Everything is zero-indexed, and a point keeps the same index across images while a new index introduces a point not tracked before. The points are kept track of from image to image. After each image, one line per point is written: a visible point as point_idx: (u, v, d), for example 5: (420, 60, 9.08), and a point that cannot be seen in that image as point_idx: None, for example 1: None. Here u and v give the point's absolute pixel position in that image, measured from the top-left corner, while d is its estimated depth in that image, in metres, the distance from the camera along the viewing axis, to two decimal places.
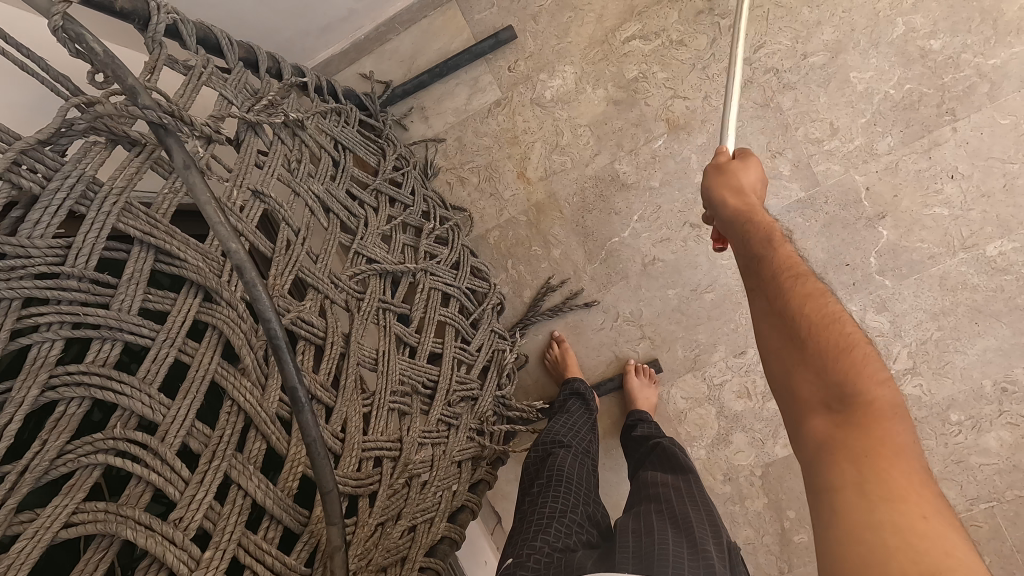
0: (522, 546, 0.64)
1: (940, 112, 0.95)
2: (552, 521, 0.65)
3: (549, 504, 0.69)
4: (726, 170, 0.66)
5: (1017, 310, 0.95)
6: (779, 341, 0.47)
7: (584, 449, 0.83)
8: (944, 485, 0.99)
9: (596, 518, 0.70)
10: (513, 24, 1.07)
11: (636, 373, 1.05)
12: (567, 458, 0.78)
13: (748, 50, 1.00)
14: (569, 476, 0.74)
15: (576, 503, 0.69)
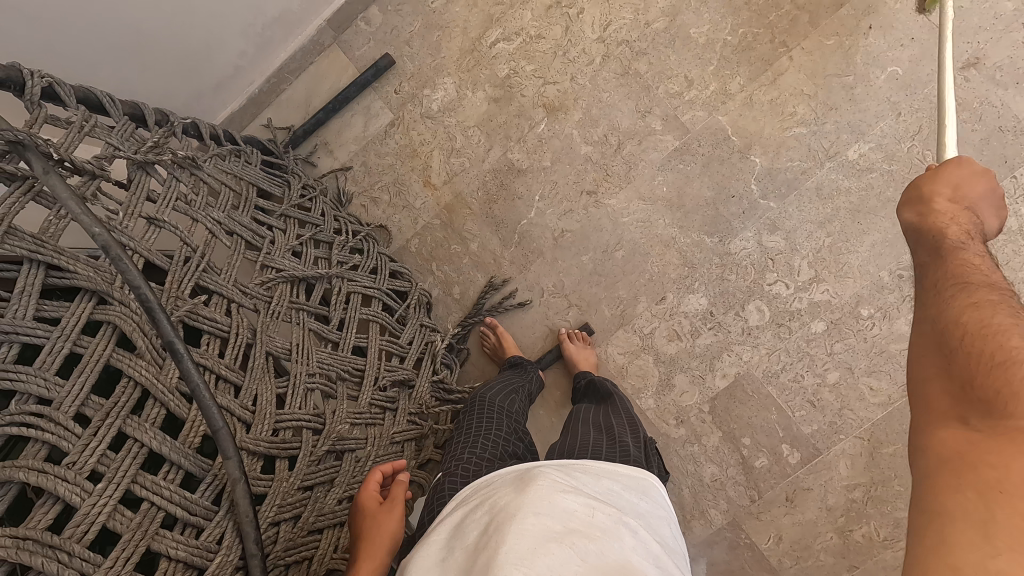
0: (450, 457, 0.69)
1: (775, 46, 1.06)
2: (478, 435, 0.71)
3: (475, 423, 0.74)
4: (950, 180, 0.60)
5: (890, 203, 1.04)
6: (942, 368, 0.46)
7: (507, 382, 0.90)
8: (874, 378, 1.05)
9: (521, 432, 0.76)
10: (390, 52, 1.17)
11: (570, 339, 1.10)
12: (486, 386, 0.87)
13: (599, 29, 1.11)
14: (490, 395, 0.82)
15: (501, 420, 0.75)
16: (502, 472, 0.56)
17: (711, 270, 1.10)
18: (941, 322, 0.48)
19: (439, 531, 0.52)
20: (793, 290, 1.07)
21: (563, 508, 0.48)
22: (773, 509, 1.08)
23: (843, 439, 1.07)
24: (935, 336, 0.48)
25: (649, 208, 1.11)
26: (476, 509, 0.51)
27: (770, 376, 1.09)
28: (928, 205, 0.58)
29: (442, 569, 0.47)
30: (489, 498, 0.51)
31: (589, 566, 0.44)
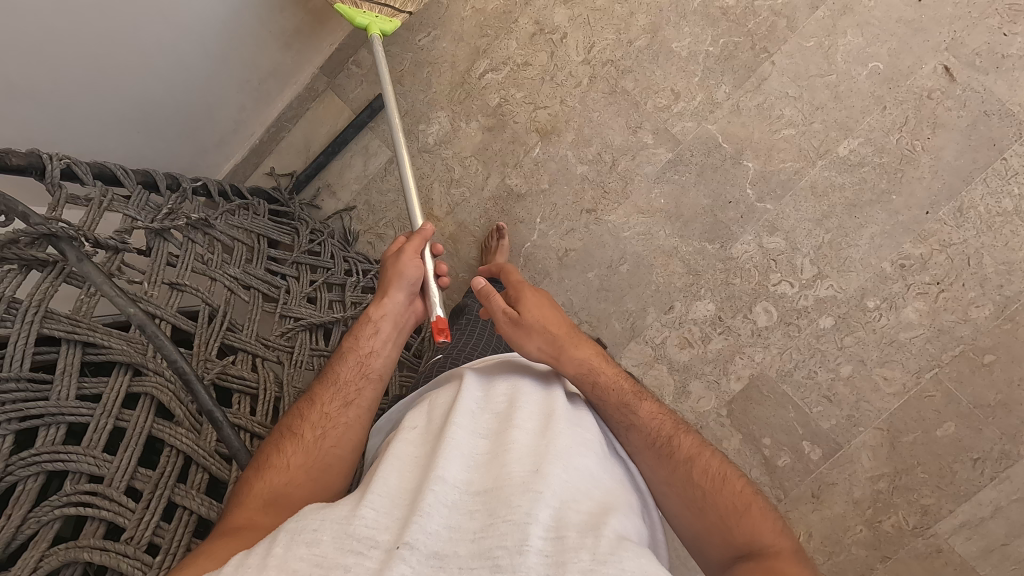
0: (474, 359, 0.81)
1: (756, 52, 1.08)
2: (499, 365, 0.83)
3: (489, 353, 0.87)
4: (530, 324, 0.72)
5: (885, 195, 1.06)
6: (693, 520, 0.60)
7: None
8: (887, 368, 1.07)
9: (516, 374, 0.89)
10: (383, 92, 1.21)
11: None
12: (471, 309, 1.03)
13: (584, 52, 1.14)
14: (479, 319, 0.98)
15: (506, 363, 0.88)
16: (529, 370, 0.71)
17: (716, 276, 1.11)
18: (664, 479, 0.62)
19: (490, 387, 0.66)
20: (798, 288, 1.09)
21: (592, 430, 0.63)
22: (801, 506, 1.10)
23: (862, 431, 1.08)
24: (665, 492, 0.62)
25: (649, 221, 1.13)
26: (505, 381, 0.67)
27: (784, 376, 1.10)
28: (569, 351, 0.69)
29: (477, 422, 0.61)
30: (529, 391, 0.65)
31: (607, 475, 0.58)
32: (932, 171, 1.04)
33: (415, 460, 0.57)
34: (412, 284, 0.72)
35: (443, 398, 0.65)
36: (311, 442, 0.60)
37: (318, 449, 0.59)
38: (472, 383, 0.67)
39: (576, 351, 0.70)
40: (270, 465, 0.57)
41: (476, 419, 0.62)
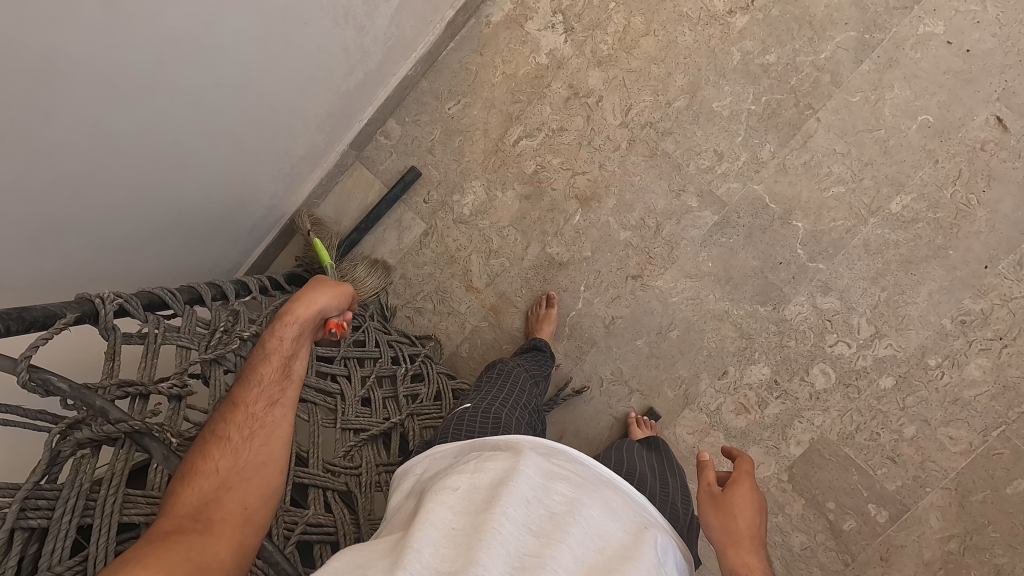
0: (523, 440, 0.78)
1: (800, 109, 1.05)
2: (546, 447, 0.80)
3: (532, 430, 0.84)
4: (721, 506, 0.66)
5: (941, 250, 1.03)
6: None
7: (529, 373, 1.02)
8: (953, 427, 1.04)
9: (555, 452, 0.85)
10: (415, 163, 1.18)
11: (638, 424, 1.09)
12: (509, 367, 1.01)
13: (621, 114, 1.11)
14: (514, 382, 0.96)
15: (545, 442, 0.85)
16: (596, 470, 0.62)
17: (770, 339, 1.09)
18: None
19: (552, 477, 0.58)
20: (855, 348, 1.07)
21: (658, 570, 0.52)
22: (869, 570, 1.08)
23: (930, 492, 1.05)
24: None
25: (698, 285, 1.10)
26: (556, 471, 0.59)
27: (845, 438, 1.08)
28: (743, 554, 0.61)
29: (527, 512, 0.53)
30: (594, 501, 0.56)
31: None
32: (989, 224, 1.01)
33: (450, 539, 0.50)
34: (325, 313, 0.78)
35: (494, 475, 0.57)
36: (263, 435, 0.66)
37: (251, 449, 0.65)
38: (532, 465, 0.58)
39: (752, 555, 0.61)
40: (221, 437, 0.64)
41: (529, 510, 0.53)
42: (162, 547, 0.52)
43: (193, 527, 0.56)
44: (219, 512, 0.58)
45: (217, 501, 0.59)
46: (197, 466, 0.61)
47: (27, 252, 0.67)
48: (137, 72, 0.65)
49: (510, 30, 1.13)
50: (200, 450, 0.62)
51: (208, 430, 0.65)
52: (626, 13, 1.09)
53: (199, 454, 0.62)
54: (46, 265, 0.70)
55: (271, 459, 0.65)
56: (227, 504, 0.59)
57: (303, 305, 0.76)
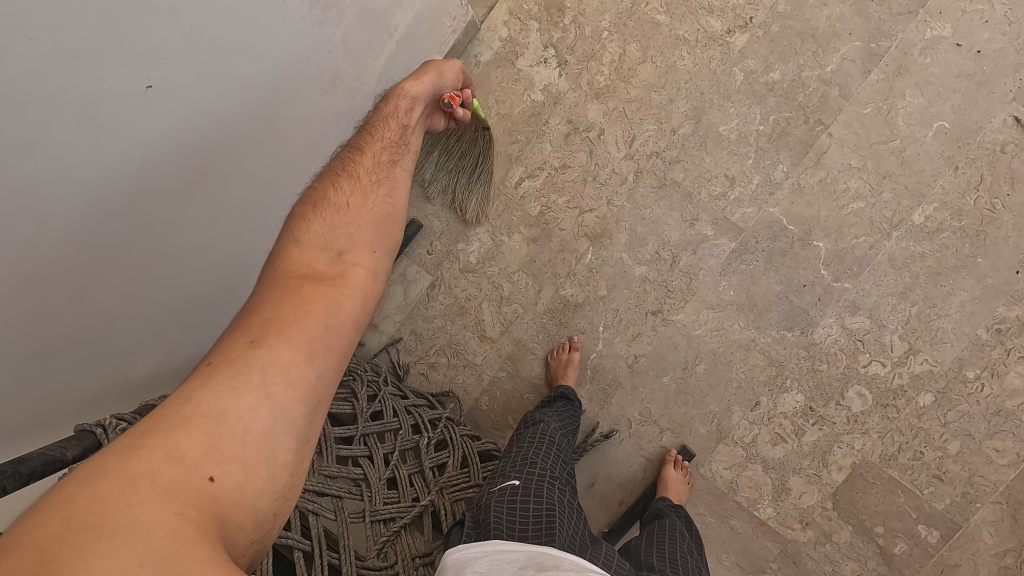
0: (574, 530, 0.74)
1: (811, 126, 1.02)
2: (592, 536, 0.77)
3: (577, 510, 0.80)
4: None
5: (969, 259, 0.99)
6: None
7: (560, 432, 0.96)
8: (998, 440, 1.01)
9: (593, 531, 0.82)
10: (415, 215, 1.13)
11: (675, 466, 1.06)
12: (551, 429, 0.94)
13: (625, 146, 1.07)
14: (557, 450, 0.91)
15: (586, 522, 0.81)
16: None
17: (801, 364, 1.05)
18: None
19: None
20: (890, 367, 1.03)
21: None
22: None
23: (980, 508, 1.02)
24: None
25: (721, 315, 1.06)
26: None
27: (888, 460, 1.04)
28: None
29: None
30: None
31: None
32: (1018, 228, 0.98)
33: None
34: (442, 83, 0.84)
35: None
36: (386, 187, 0.73)
37: (376, 194, 0.71)
38: None
39: None
40: (354, 179, 0.72)
41: None
42: (305, 292, 0.56)
43: (326, 271, 0.60)
44: (352, 254, 0.63)
45: (349, 240, 0.65)
46: (330, 198, 0.69)
47: (16, 379, 0.59)
48: (124, 184, 0.58)
49: (502, 68, 1.09)
50: (332, 185, 0.71)
51: (332, 177, 0.73)
52: (621, 42, 1.05)
53: (333, 191, 0.70)
54: (35, 387, 0.63)
55: (392, 210, 0.71)
56: (357, 250, 0.64)
57: (421, 79, 0.82)
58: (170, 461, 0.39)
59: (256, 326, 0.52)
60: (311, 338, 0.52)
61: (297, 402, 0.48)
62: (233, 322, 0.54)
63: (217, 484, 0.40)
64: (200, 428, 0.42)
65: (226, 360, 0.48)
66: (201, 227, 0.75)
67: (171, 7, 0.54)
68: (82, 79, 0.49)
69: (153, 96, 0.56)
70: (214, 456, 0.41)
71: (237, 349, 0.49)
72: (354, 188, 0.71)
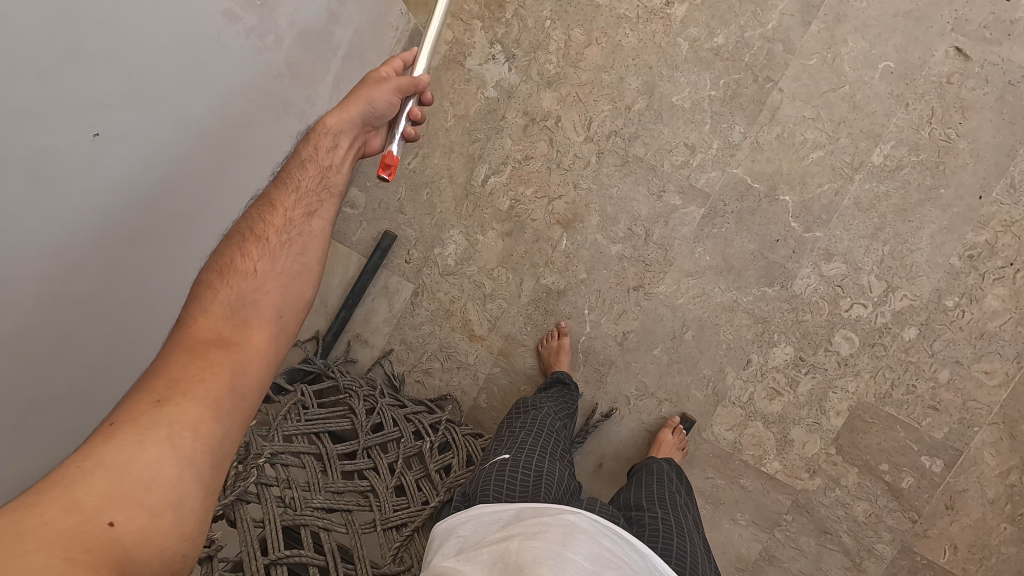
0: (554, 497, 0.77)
1: (761, 84, 1.03)
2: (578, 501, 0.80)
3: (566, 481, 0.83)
4: None
5: (933, 191, 1.01)
6: None
7: (558, 414, 0.97)
8: (985, 362, 1.03)
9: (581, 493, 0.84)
10: (388, 227, 1.14)
11: (670, 429, 1.08)
12: (544, 410, 0.95)
13: (584, 130, 1.08)
14: (553, 430, 0.92)
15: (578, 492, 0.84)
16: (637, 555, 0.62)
17: (785, 317, 1.06)
18: None
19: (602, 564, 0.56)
20: (872, 307, 1.05)
21: None
22: (937, 522, 1.06)
23: (978, 431, 1.04)
24: None
25: (701, 280, 1.08)
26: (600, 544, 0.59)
27: (883, 398, 1.06)
28: None
29: None
30: None
31: None
32: (974, 155, 1.00)
33: None
34: (373, 115, 0.77)
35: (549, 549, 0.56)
36: (299, 246, 0.72)
37: (287, 254, 0.70)
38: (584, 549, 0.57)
39: None
40: (261, 241, 0.70)
41: None
42: (207, 355, 0.58)
43: (231, 335, 0.62)
44: (255, 319, 0.64)
45: (256, 306, 0.65)
46: (238, 265, 0.67)
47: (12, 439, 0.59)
48: (86, 235, 0.59)
49: (452, 71, 1.10)
50: (239, 250, 0.69)
51: (237, 233, 0.70)
52: (564, 28, 1.07)
53: (241, 254, 0.68)
54: (40, 448, 0.63)
55: (304, 271, 0.71)
56: (262, 314, 0.65)
57: (344, 112, 0.75)
58: (67, 512, 0.43)
59: (161, 386, 0.54)
60: (215, 398, 0.55)
61: (202, 457, 0.52)
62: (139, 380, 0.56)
63: (116, 529, 0.45)
64: (101, 479, 0.46)
65: (129, 419, 0.51)
66: (180, 270, 0.76)
67: (105, 54, 0.54)
68: (29, 135, 0.50)
69: (103, 143, 0.57)
70: (115, 503, 0.45)
71: (142, 408, 0.52)
72: (262, 249, 0.69)
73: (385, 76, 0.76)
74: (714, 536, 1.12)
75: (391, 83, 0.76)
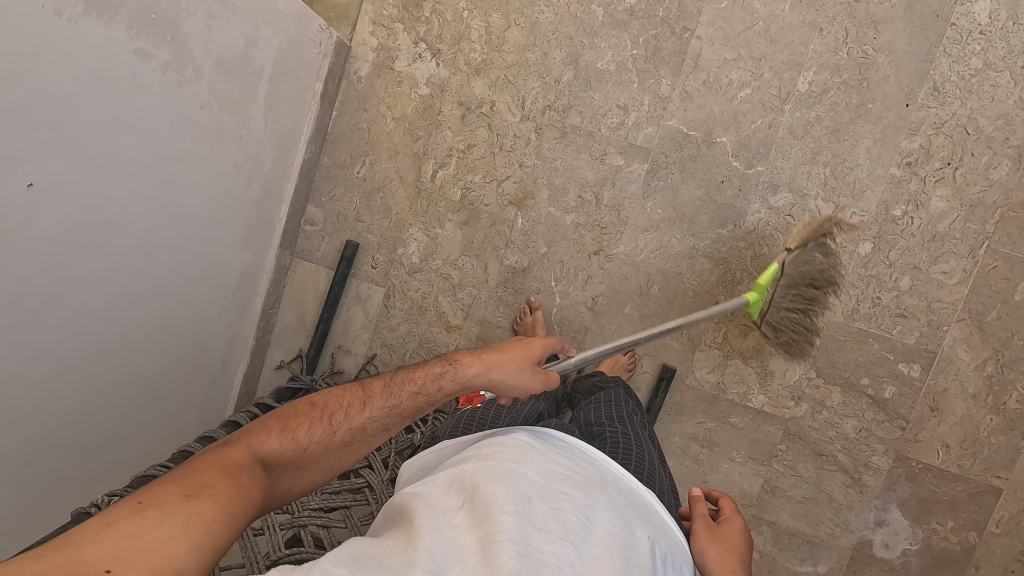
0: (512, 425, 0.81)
1: (679, 35, 1.06)
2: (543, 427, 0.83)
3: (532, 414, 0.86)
4: (715, 534, 0.67)
5: (861, 108, 1.04)
6: None
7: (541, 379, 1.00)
8: (943, 263, 1.05)
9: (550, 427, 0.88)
10: (350, 237, 1.17)
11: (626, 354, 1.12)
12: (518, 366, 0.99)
13: (519, 109, 1.11)
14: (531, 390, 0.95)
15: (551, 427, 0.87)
16: (588, 462, 0.67)
17: (744, 255, 1.09)
18: None
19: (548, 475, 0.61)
20: (825, 230, 1.07)
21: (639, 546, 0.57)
22: (926, 426, 1.09)
23: (948, 330, 1.06)
24: None
25: (658, 234, 1.10)
26: (552, 456, 0.64)
27: (852, 315, 1.09)
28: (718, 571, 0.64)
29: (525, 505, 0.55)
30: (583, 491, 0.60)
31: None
32: (894, 66, 1.03)
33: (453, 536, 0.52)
34: (506, 388, 0.72)
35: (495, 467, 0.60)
36: (347, 451, 0.67)
37: (332, 456, 0.66)
38: (531, 465, 0.61)
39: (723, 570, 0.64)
40: (322, 426, 0.66)
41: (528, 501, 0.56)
42: (238, 479, 0.56)
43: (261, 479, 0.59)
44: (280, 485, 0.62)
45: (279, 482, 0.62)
46: (293, 427, 0.65)
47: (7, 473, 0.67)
48: (41, 280, 0.64)
49: (383, 76, 1.13)
50: (301, 415, 0.67)
51: (319, 400, 0.69)
52: (482, 17, 1.10)
53: (303, 427, 0.66)
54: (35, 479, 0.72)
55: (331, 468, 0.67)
56: (284, 482, 0.63)
57: (489, 360, 0.72)
58: (68, 563, 0.41)
59: (194, 484, 0.53)
60: (233, 504, 0.53)
61: (214, 543, 0.49)
62: (169, 475, 0.55)
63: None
64: (112, 541, 0.44)
65: (155, 501, 0.50)
66: (142, 306, 0.80)
67: (25, 108, 0.56)
68: None
69: (39, 192, 0.60)
70: (119, 557, 0.43)
71: (169, 498, 0.50)
72: (328, 428, 0.66)
73: (535, 365, 0.74)
74: (716, 477, 1.15)
75: (538, 378, 0.73)
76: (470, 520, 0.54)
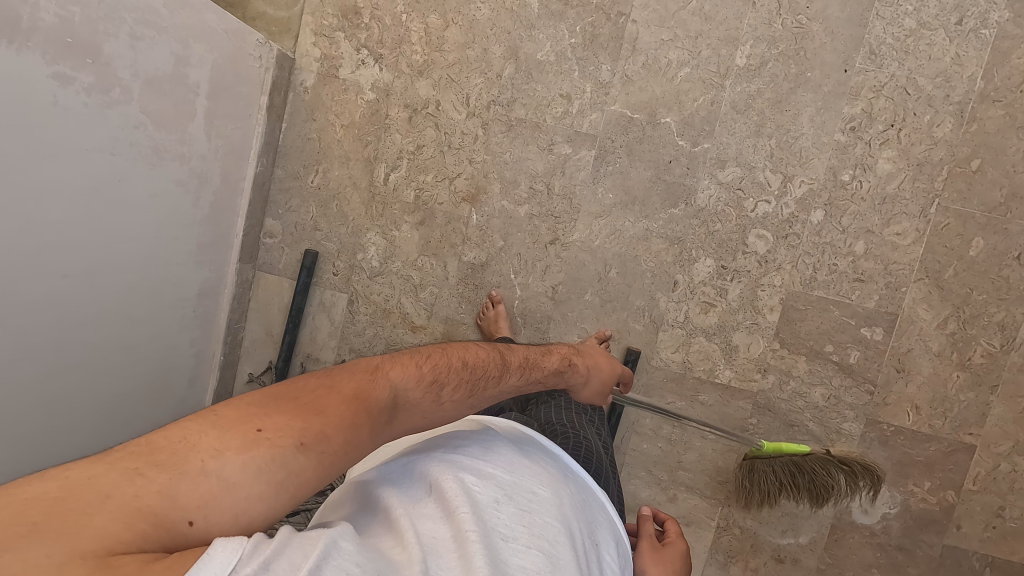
0: None
1: (614, 20, 1.07)
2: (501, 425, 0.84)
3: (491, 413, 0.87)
4: (659, 552, 0.69)
5: (800, 77, 1.05)
6: None
7: None
8: (895, 224, 1.06)
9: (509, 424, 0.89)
10: (309, 246, 1.18)
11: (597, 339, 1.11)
12: None
13: (464, 106, 1.12)
14: None
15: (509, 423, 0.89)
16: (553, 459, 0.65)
17: (697, 232, 1.10)
18: None
19: (516, 469, 0.58)
20: (776, 201, 1.08)
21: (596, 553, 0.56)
22: (893, 388, 1.09)
23: (907, 291, 1.07)
24: None
25: (611, 218, 1.11)
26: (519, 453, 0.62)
27: (810, 283, 1.09)
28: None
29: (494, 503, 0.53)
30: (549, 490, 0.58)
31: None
32: (829, 33, 1.03)
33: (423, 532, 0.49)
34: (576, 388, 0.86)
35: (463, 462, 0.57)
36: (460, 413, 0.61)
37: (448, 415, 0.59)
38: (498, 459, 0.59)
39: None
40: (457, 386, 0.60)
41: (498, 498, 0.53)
42: (362, 425, 0.50)
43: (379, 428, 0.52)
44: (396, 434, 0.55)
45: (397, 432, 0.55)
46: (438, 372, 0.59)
47: None
48: None
49: (329, 85, 1.15)
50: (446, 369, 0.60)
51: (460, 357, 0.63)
52: (420, 18, 1.11)
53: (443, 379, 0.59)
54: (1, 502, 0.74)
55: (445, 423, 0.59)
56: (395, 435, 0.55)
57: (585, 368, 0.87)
58: (161, 497, 0.39)
59: (320, 419, 0.47)
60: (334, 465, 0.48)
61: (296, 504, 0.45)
62: (304, 389, 0.50)
63: (193, 529, 0.40)
64: (208, 483, 0.41)
65: (277, 431, 0.45)
66: (95, 328, 0.82)
67: None
68: None
69: None
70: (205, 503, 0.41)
71: (288, 435, 0.45)
72: (468, 391, 0.61)
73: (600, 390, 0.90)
74: (690, 456, 1.15)
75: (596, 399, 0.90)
76: (438, 515, 0.51)
